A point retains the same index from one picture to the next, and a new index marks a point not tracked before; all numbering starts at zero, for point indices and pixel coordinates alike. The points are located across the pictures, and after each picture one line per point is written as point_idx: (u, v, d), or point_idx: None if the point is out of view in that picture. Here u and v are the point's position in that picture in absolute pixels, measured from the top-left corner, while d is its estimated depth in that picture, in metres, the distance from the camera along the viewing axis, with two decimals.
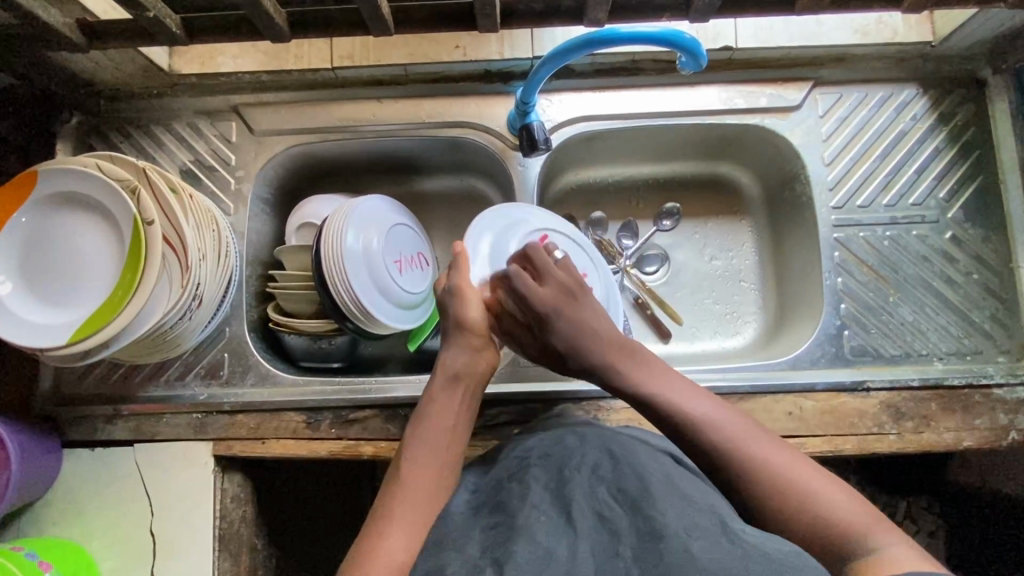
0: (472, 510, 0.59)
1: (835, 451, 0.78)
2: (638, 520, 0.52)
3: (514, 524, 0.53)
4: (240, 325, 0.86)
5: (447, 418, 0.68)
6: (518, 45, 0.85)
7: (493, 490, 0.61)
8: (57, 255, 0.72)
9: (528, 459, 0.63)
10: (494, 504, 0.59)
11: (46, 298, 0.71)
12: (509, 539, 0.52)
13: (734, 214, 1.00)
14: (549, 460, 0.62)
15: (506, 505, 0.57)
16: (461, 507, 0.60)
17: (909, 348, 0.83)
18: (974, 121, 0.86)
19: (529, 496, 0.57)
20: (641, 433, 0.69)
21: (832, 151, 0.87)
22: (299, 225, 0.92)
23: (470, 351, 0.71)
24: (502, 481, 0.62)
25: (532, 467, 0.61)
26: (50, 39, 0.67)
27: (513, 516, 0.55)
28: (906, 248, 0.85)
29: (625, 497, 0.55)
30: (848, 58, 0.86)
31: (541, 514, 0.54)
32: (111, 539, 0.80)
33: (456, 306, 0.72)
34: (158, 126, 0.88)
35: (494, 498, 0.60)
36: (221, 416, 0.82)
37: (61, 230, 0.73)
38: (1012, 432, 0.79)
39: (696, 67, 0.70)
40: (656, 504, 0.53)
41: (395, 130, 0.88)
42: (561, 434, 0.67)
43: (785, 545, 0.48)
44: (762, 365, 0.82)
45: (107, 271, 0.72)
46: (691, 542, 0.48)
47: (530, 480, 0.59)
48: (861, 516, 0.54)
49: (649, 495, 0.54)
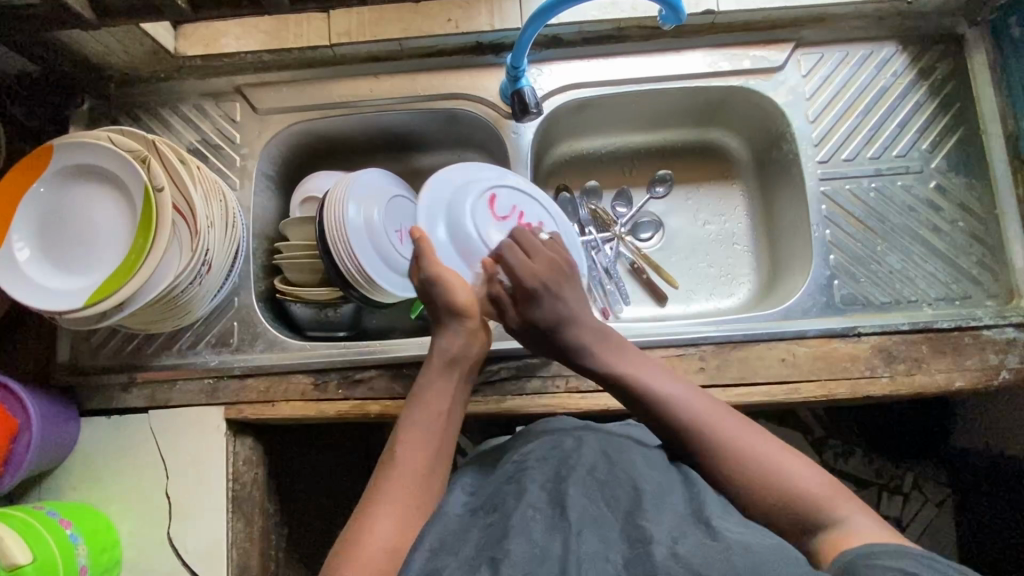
0: (469, 513, 0.60)
1: (829, 394, 0.80)
2: (629, 526, 0.55)
3: (509, 524, 0.55)
4: (248, 295, 0.89)
5: (441, 404, 0.69)
6: (508, 17, 0.88)
7: (490, 492, 0.62)
8: (76, 222, 0.76)
9: (526, 461, 0.64)
10: (491, 506, 0.60)
11: (66, 262, 0.74)
12: (504, 536, 0.54)
13: (724, 179, 1.03)
14: (546, 461, 0.63)
15: (502, 505, 0.59)
16: (459, 508, 0.62)
17: (898, 295, 0.85)
18: (953, 75, 0.89)
19: (524, 496, 0.58)
20: (632, 427, 0.73)
21: (816, 109, 0.89)
22: (303, 199, 0.95)
23: (467, 333, 0.73)
24: (499, 485, 0.63)
25: (529, 468, 0.63)
26: (63, 17, 0.71)
27: (508, 516, 0.56)
28: (892, 199, 0.87)
29: (618, 505, 0.58)
30: (828, 18, 0.89)
31: (536, 513, 0.56)
32: (128, 502, 0.82)
33: (442, 288, 0.72)
34: (166, 108, 0.92)
35: (491, 501, 0.61)
36: (232, 380, 0.85)
37: (78, 199, 0.76)
38: (1004, 371, 0.80)
39: (676, 21, 0.73)
40: (646, 514, 0.55)
41: (392, 104, 0.92)
42: (559, 435, 0.68)
43: (767, 543, 0.51)
44: (755, 315, 0.84)
45: (121, 239, 0.75)
46: (677, 546, 0.51)
47: (526, 480, 0.61)
48: (825, 487, 0.59)
49: (640, 506, 0.57)
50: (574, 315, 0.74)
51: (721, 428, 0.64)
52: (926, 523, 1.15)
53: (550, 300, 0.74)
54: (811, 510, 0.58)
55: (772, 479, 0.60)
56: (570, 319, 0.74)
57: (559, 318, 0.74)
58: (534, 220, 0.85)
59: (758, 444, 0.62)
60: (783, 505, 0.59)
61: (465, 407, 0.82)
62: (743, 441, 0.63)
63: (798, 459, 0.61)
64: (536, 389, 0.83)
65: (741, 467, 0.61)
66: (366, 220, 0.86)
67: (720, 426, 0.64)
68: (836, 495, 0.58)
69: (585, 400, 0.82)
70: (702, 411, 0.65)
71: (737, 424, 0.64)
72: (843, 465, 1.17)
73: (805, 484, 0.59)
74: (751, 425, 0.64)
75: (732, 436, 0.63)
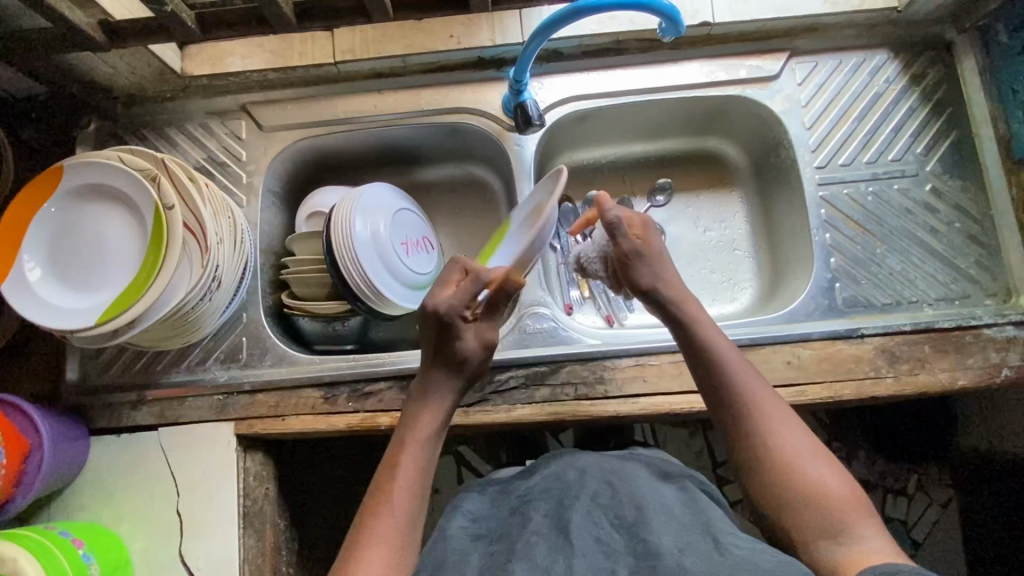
0: (472, 538, 0.64)
1: (835, 396, 0.81)
2: (634, 542, 0.56)
3: (513, 550, 0.57)
4: (257, 310, 0.90)
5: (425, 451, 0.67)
6: (509, 31, 0.90)
7: (495, 523, 0.66)
8: (92, 238, 0.77)
9: (530, 494, 0.67)
10: (495, 535, 0.63)
11: (81, 278, 0.75)
12: (509, 560, 0.56)
13: (724, 186, 1.05)
14: (550, 492, 0.66)
15: (506, 534, 0.62)
16: (460, 529, 0.65)
17: (899, 296, 0.86)
18: (944, 81, 0.91)
19: (528, 524, 0.61)
20: (637, 460, 0.75)
21: (812, 116, 0.91)
22: (308, 214, 0.96)
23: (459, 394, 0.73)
24: (505, 517, 0.66)
25: (532, 501, 0.65)
26: (75, 40, 0.72)
27: (512, 544, 0.59)
28: (889, 202, 0.89)
29: (624, 523, 0.59)
30: (820, 28, 0.91)
31: (540, 539, 0.58)
32: (139, 520, 0.82)
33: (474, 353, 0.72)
34: (172, 127, 0.93)
35: (497, 530, 0.64)
36: (242, 396, 0.85)
37: (90, 218, 0.77)
38: (1005, 369, 0.81)
39: (676, 33, 0.75)
40: (651, 528, 0.57)
41: (395, 119, 0.93)
42: (561, 468, 0.70)
43: (772, 554, 0.52)
44: (759, 320, 0.86)
45: (132, 256, 0.76)
46: (684, 560, 0.53)
47: (530, 512, 0.63)
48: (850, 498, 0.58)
49: (645, 520, 0.58)
50: (669, 277, 0.74)
51: (773, 419, 0.64)
52: (932, 524, 1.15)
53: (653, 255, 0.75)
54: (834, 517, 0.57)
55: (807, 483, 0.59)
56: (666, 276, 0.74)
57: (658, 277, 0.74)
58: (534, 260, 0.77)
59: (805, 450, 0.62)
60: (803, 506, 0.59)
61: (475, 416, 0.83)
62: (787, 430, 0.63)
63: (828, 462, 0.61)
64: (544, 398, 0.83)
65: (777, 454, 0.61)
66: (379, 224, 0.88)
67: (774, 417, 0.64)
68: (855, 509, 0.58)
69: (594, 407, 0.82)
70: (766, 397, 0.65)
71: (790, 421, 0.64)
72: (847, 468, 1.18)
73: (831, 492, 0.59)
74: (791, 415, 0.64)
75: (776, 421, 0.63)
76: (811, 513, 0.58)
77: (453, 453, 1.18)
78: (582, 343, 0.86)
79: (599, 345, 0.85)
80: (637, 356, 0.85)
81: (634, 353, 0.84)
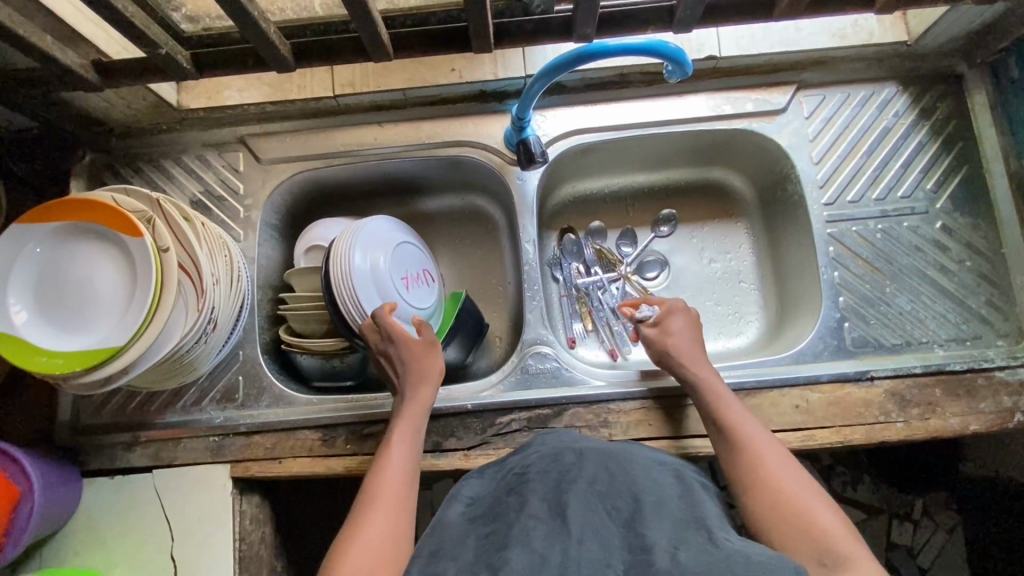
0: (469, 521, 0.63)
1: (844, 441, 0.79)
2: (630, 537, 0.55)
3: (510, 534, 0.57)
4: (254, 348, 0.88)
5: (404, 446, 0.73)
6: (511, 65, 0.88)
7: (490, 503, 0.65)
8: (54, 326, 0.72)
9: (527, 473, 0.66)
10: (490, 515, 0.63)
11: (76, 350, 0.70)
12: (504, 544, 0.56)
13: (729, 217, 1.03)
14: (547, 474, 0.64)
15: (501, 516, 0.61)
16: (456, 516, 0.65)
17: (909, 337, 0.84)
18: (954, 115, 0.89)
19: (525, 507, 0.60)
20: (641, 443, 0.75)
21: (820, 150, 0.90)
22: (307, 248, 0.94)
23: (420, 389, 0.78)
24: (501, 496, 0.65)
25: (530, 481, 0.64)
26: (66, 79, 0.71)
27: (509, 526, 0.58)
28: (898, 240, 0.87)
29: (619, 516, 0.58)
30: (829, 61, 0.90)
31: (536, 522, 0.57)
32: (132, 565, 0.80)
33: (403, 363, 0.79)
34: (169, 159, 0.92)
35: (493, 510, 0.63)
36: (238, 438, 0.84)
37: (37, 331, 0.71)
38: (1018, 414, 0.79)
39: (682, 75, 0.73)
40: (647, 522, 0.56)
41: (394, 153, 0.91)
42: (561, 448, 0.68)
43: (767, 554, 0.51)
44: (765, 360, 0.84)
45: (121, 280, 0.73)
46: (678, 553, 0.51)
47: (527, 493, 0.62)
48: (840, 526, 0.60)
49: (641, 516, 0.57)
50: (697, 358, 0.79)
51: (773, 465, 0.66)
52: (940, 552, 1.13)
53: (685, 341, 0.80)
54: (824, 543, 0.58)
55: (803, 517, 0.61)
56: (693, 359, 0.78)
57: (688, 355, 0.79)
58: (406, 280, 0.89)
59: (797, 483, 0.64)
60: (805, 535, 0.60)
61: (476, 460, 0.81)
62: (785, 469, 0.66)
63: (824, 500, 0.63)
64: None
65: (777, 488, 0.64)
66: (86, 325, 0.72)
67: (776, 464, 0.66)
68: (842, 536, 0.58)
69: None
70: (757, 437, 0.70)
71: (788, 463, 0.67)
72: (852, 494, 1.16)
73: (822, 521, 0.60)
74: (791, 459, 0.67)
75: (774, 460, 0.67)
76: (798, 531, 0.60)
77: (452, 479, 1.16)
78: (588, 384, 0.84)
79: (603, 386, 0.84)
80: (642, 399, 0.83)
81: (638, 397, 0.83)
